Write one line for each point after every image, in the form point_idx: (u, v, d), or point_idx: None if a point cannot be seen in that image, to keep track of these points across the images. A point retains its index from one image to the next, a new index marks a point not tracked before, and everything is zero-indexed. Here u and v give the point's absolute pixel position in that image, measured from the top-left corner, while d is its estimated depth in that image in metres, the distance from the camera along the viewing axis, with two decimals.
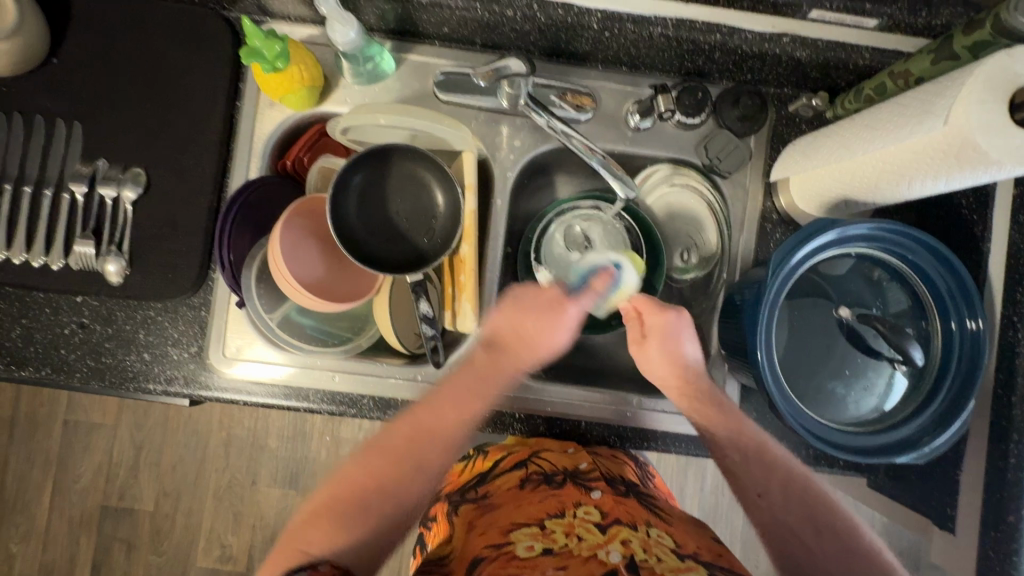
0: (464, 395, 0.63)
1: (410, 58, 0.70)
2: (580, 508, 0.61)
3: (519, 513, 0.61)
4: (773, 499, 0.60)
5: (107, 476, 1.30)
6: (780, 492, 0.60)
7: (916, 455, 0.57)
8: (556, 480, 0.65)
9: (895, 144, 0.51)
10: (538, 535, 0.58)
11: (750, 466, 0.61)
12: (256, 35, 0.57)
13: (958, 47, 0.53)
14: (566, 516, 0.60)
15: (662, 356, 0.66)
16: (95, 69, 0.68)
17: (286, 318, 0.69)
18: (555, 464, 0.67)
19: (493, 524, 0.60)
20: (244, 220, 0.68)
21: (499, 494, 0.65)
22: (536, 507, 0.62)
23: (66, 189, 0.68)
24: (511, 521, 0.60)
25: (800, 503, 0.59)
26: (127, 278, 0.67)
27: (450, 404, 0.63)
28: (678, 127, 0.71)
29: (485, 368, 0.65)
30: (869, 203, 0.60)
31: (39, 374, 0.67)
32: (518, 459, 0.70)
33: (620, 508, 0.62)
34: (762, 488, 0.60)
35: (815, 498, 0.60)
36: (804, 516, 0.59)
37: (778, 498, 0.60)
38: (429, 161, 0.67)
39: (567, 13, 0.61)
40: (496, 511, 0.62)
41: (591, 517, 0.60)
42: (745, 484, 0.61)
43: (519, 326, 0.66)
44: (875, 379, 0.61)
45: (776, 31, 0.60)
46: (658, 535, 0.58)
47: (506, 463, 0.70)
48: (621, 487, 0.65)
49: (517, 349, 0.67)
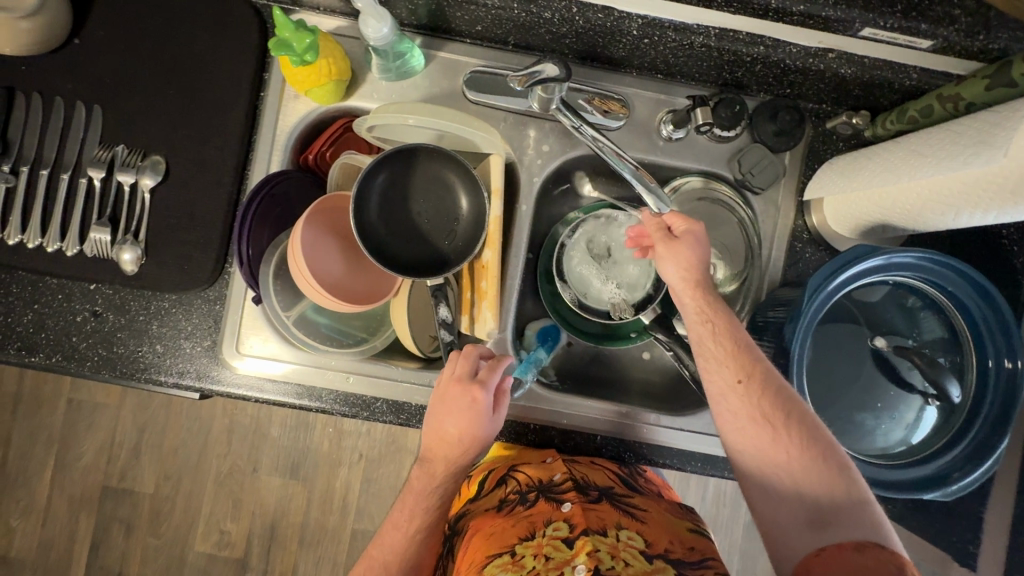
0: (417, 496, 0.61)
1: (440, 55, 0.68)
2: (549, 525, 0.58)
3: (493, 539, 0.59)
4: (752, 387, 0.54)
5: (108, 456, 1.30)
6: (763, 383, 0.54)
7: (943, 492, 0.56)
8: (528, 498, 0.63)
9: (946, 173, 0.49)
10: (509, 564, 0.55)
11: (726, 349, 0.56)
12: (286, 27, 0.55)
13: (1016, 74, 0.51)
14: (535, 537, 0.57)
15: (680, 255, 0.58)
16: (117, 52, 0.66)
17: (302, 316, 0.68)
18: (530, 479, 0.65)
19: (470, 563, 0.57)
20: (264, 215, 0.65)
21: (478, 521, 0.64)
22: (507, 532, 0.59)
23: (83, 174, 0.66)
24: (485, 552, 0.57)
25: (782, 405, 0.53)
26: (141, 267, 0.66)
27: (407, 503, 0.61)
28: (712, 139, 0.69)
29: (431, 467, 0.61)
30: (907, 229, 0.58)
31: (49, 360, 0.66)
32: (499, 476, 0.68)
33: (591, 516, 0.59)
34: (743, 376, 0.55)
35: (792, 403, 0.54)
36: (776, 411, 0.53)
37: (756, 392, 0.54)
38: (455, 163, 0.65)
39: (607, 18, 0.59)
40: (472, 541, 0.60)
41: (559, 533, 0.57)
42: (721, 373, 0.56)
43: (441, 429, 0.59)
44: (906, 411, 0.59)
45: (823, 47, 0.58)
46: (627, 538, 0.57)
47: (489, 483, 0.69)
48: (592, 493, 0.62)
49: (447, 450, 0.60)
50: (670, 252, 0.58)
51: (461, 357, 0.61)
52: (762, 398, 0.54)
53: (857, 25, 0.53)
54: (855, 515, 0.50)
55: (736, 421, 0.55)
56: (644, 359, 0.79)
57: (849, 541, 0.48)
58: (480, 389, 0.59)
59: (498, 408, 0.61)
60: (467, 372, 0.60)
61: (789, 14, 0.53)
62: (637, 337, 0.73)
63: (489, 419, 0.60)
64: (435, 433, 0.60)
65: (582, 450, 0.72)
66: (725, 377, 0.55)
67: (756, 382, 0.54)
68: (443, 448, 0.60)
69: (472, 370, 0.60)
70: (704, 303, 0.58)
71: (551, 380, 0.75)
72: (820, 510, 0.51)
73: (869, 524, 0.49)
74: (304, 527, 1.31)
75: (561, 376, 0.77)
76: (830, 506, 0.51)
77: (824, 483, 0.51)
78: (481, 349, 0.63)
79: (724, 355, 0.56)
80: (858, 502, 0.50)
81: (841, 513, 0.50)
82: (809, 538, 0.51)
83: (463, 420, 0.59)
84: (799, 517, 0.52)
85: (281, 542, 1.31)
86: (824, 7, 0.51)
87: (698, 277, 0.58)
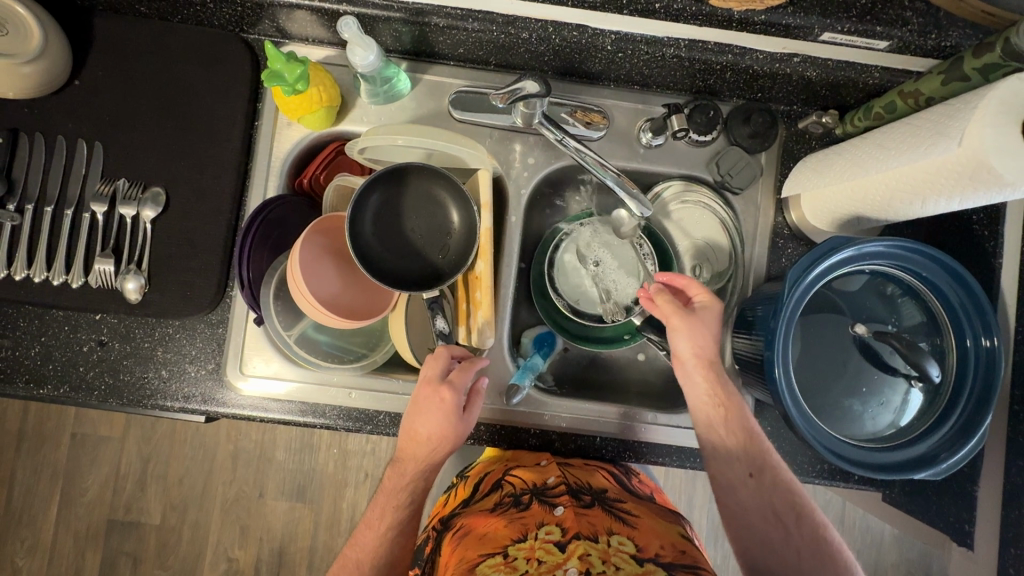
0: (389, 499, 0.63)
1: (425, 78, 0.72)
2: (542, 528, 0.61)
3: (486, 540, 0.60)
4: (762, 481, 0.59)
5: (114, 489, 1.30)
6: (771, 479, 0.59)
7: (933, 471, 0.57)
8: (522, 501, 0.64)
9: (908, 164, 0.52)
10: (501, 565, 0.56)
11: (737, 440, 0.60)
12: (277, 60, 0.59)
13: (968, 69, 0.54)
14: (528, 539, 0.59)
15: (692, 332, 0.60)
16: (116, 90, 0.69)
17: (303, 335, 0.70)
18: (524, 481, 0.66)
19: (459, 560, 0.58)
20: (263, 238, 0.68)
21: (471, 521, 0.65)
22: (500, 534, 0.61)
23: (86, 209, 0.69)
24: (477, 550, 0.58)
25: (789, 503, 0.59)
26: (145, 296, 0.68)
27: (384, 503, 0.63)
28: (690, 144, 0.72)
29: (404, 465, 0.63)
30: (881, 219, 0.60)
31: (57, 392, 0.67)
32: (494, 479, 0.69)
33: (583, 521, 0.61)
34: (753, 471, 0.59)
35: (799, 501, 0.59)
36: (786, 507, 0.59)
37: (767, 488, 0.59)
38: (444, 179, 0.68)
39: (582, 35, 0.62)
40: (464, 539, 0.61)
41: (551, 536, 0.59)
42: (734, 466, 0.60)
43: (412, 429, 0.61)
44: (892, 395, 0.61)
45: (788, 52, 0.61)
46: (618, 543, 0.58)
47: (485, 485, 0.70)
48: (585, 498, 0.64)
49: (420, 449, 0.61)
50: (682, 326, 0.60)
51: (433, 358, 0.62)
52: (772, 492, 0.59)
53: (817, 30, 0.56)
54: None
55: (745, 509, 0.60)
56: (639, 361, 0.80)
57: None
58: (450, 389, 0.60)
59: (470, 408, 0.63)
60: (438, 373, 0.62)
61: (751, 23, 0.56)
62: (630, 339, 0.75)
63: (459, 419, 0.61)
64: (408, 434, 0.61)
65: (582, 452, 0.73)
66: (738, 470, 0.60)
67: (764, 476, 0.59)
68: (415, 448, 0.61)
69: (444, 371, 0.62)
70: (715, 384, 0.60)
71: (549, 385, 0.76)
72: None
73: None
74: (313, 551, 1.31)
75: (558, 381, 0.79)
76: None
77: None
78: (453, 350, 0.64)
79: (735, 444, 0.60)
80: None
81: None
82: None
83: (433, 420, 0.60)
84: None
85: (289, 567, 1.31)
86: (785, 16, 0.54)
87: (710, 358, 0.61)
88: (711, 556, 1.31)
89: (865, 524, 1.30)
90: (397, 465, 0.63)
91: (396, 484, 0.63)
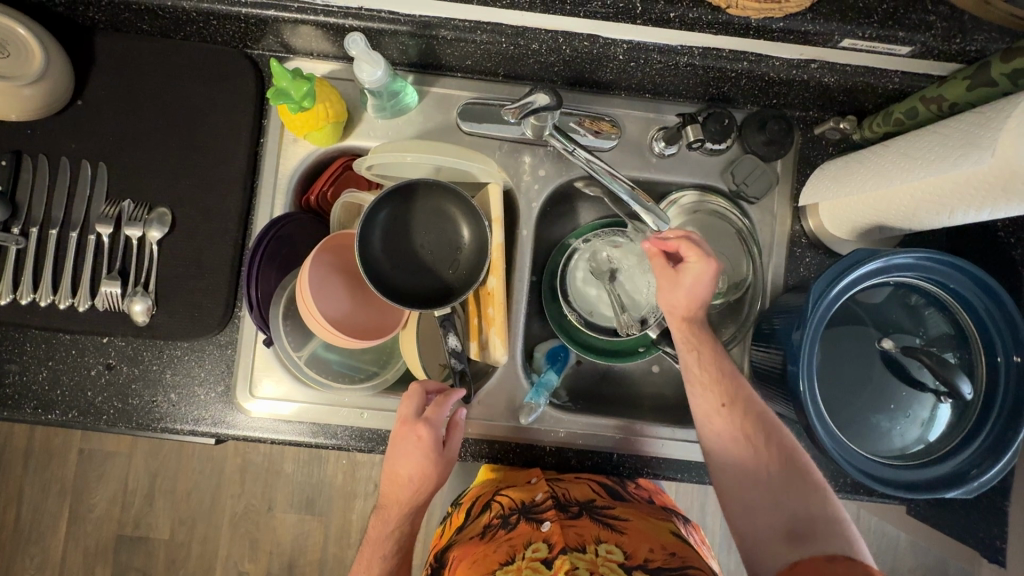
0: (375, 546, 0.61)
1: (433, 90, 0.70)
2: (529, 547, 0.58)
3: (475, 566, 0.58)
4: (733, 408, 0.58)
5: (122, 505, 1.29)
6: (741, 403, 0.58)
7: (964, 490, 0.56)
8: (510, 521, 0.63)
9: (937, 174, 0.50)
10: None
11: (711, 374, 0.58)
12: (283, 77, 0.58)
13: (996, 74, 0.52)
14: (515, 561, 0.57)
15: (675, 284, 0.58)
16: (119, 110, 0.68)
17: (313, 355, 0.68)
18: (512, 501, 0.65)
19: None
20: (271, 257, 0.66)
21: (462, 550, 0.63)
22: (488, 558, 0.58)
23: (92, 230, 0.68)
24: None
25: (758, 423, 0.57)
26: (152, 317, 0.67)
27: (370, 552, 0.62)
28: (704, 153, 0.71)
29: (387, 504, 0.62)
30: (903, 229, 0.59)
31: (65, 417, 0.66)
32: (484, 502, 0.69)
33: (570, 532, 0.59)
34: (726, 401, 0.58)
35: (767, 422, 0.58)
36: (755, 428, 0.57)
37: (737, 413, 0.57)
38: (454, 195, 0.66)
39: (593, 45, 0.60)
40: (455, 569, 0.59)
41: (538, 554, 0.57)
42: (705, 398, 0.58)
43: (392, 471, 0.60)
44: (919, 411, 0.59)
45: (805, 58, 0.59)
46: (606, 552, 0.57)
47: (475, 510, 0.69)
48: (572, 509, 0.63)
49: (403, 488, 0.60)
50: (667, 282, 0.58)
51: (407, 397, 0.60)
52: (744, 420, 0.57)
53: (837, 36, 0.54)
54: (827, 527, 0.53)
55: (721, 442, 0.58)
56: (655, 373, 0.79)
57: (828, 555, 0.51)
58: (426, 426, 0.59)
59: (450, 440, 0.61)
60: (412, 411, 0.60)
61: (769, 30, 0.54)
62: (646, 352, 0.73)
63: (439, 453, 0.60)
64: (388, 475, 0.61)
65: (599, 468, 0.72)
66: (709, 400, 0.58)
67: (737, 404, 0.58)
68: (397, 488, 0.60)
69: (418, 409, 0.60)
70: (693, 331, 0.59)
71: (564, 401, 0.75)
72: (796, 522, 0.54)
73: (843, 539, 0.52)
74: (323, 564, 1.30)
75: (572, 396, 0.77)
76: (810, 526, 0.53)
77: (800, 498, 0.55)
78: (428, 385, 0.62)
79: (709, 381, 0.58)
80: (832, 518, 0.54)
81: (821, 533, 0.53)
82: (783, 550, 0.53)
83: (411, 457, 0.59)
84: (777, 530, 0.54)
85: None
86: (803, 22, 0.53)
87: (693, 309, 0.59)
88: (726, 563, 1.29)
89: (882, 529, 1.29)
90: (381, 503, 0.63)
91: (381, 525, 0.62)
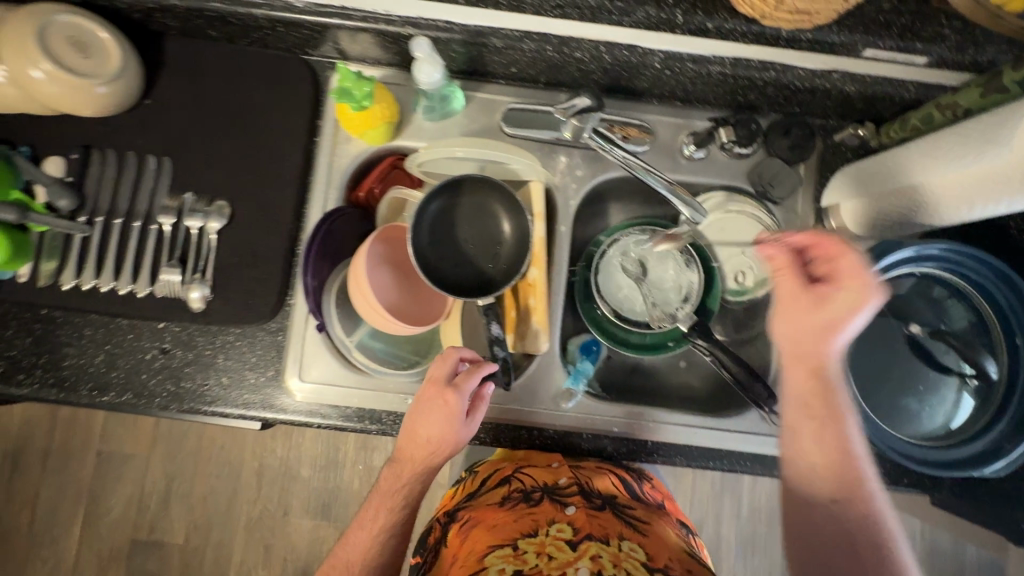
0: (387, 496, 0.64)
1: (478, 96, 0.75)
2: (553, 525, 0.62)
3: (496, 530, 0.61)
4: (845, 504, 0.53)
5: (139, 507, 1.29)
6: (856, 504, 0.53)
7: (1001, 464, 0.59)
8: (533, 497, 0.66)
9: (956, 170, 0.54)
10: (510, 556, 0.58)
11: (828, 460, 0.54)
12: (348, 78, 0.63)
13: (1008, 81, 0.57)
14: (539, 535, 0.60)
15: (799, 321, 0.56)
16: (184, 109, 0.73)
17: (361, 342, 0.72)
18: (535, 480, 0.68)
19: (468, 551, 0.60)
20: (325, 247, 0.70)
21: (478, 515, 0.65)
22: (510, 527, 0.62)
23: (154, 221, 0.71)
24: (486, 540, 0.60)
25: (867, 530, 0.52)
26: (208, 304, 0.70)
27: (380, 501, 0.64)
28: (731, 156, 0.75)
29: (400, 464, 0.64)
30: (924, 222, 0.63)
31: (119, 399, 0.69)
32: (503, 477, 0.71)
33: (593, 522, 0.62)
34: (838, 495, 0.54)
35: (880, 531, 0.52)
36: (862, 536, 0.52)
37: (850, 513, 0.53)
38: (498, 190, 0.71)
39: (632, 54, 0.65)
40: (472, 532, 0.62)
41: (563, 534, 0.60)
42: (821, 481, 0.54)
43: (412, 430, 0.62)
44: (948, 392, 0.63)
45: (826, 68, 0.64)
46: (629, 549, 0.59)
47: (491, 482, 0.71)
48: (596, 500, 0.66)
49: (421, 449, 0.62)
50: (793, 309, 0.56)
51: (441, 358, 0.63)
52: (857, 523, 0.53)
53: (859, 46, 0.60)
54: None
55: (816, 537, 0.54)
56: (683, 368, 0.82)
57: None
58: (455, 393, 0.62)
59: (474, 413, 0.64)
60: (444, 373, 0.63)
61: (798, 40, 0.61)
62: (676, 345, 0.75)
63: (462, 423, 0.62)
64: (406, 433, 0.63)
65: (635, 454, 0.74)
66: (822, 488, 0.54)
67: (851, 502, 0.53)
68: (413, 448, 0.63)
69: (450, 374, 0.63)
70: (812, 392, 0.56)
71: (596, 390, 0.78)
72: None
73: None
74: None
75: (604, 388, 0.80)
76: None
77: None
78: (464, 353, 0.65)
79: (829, 462, 0.54)
80: None
81: None
82: None
83: (435, 419, 0.61)
84: None
85: None
86: (830, 34, 0.59)
87: (811, 357, 0.56)
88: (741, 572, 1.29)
89: None
90: (394, 462, 0.64)
91: (391, 481, 0.64)
